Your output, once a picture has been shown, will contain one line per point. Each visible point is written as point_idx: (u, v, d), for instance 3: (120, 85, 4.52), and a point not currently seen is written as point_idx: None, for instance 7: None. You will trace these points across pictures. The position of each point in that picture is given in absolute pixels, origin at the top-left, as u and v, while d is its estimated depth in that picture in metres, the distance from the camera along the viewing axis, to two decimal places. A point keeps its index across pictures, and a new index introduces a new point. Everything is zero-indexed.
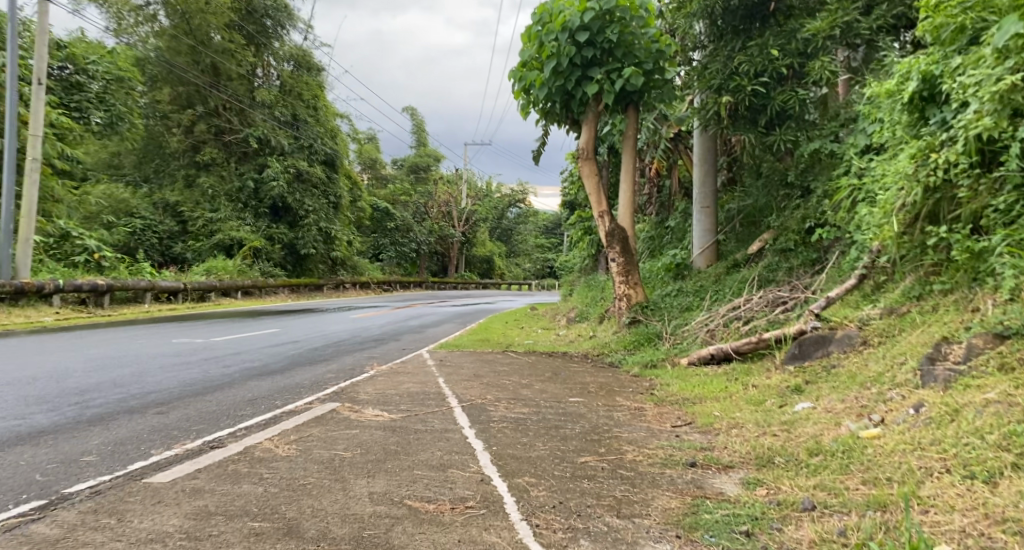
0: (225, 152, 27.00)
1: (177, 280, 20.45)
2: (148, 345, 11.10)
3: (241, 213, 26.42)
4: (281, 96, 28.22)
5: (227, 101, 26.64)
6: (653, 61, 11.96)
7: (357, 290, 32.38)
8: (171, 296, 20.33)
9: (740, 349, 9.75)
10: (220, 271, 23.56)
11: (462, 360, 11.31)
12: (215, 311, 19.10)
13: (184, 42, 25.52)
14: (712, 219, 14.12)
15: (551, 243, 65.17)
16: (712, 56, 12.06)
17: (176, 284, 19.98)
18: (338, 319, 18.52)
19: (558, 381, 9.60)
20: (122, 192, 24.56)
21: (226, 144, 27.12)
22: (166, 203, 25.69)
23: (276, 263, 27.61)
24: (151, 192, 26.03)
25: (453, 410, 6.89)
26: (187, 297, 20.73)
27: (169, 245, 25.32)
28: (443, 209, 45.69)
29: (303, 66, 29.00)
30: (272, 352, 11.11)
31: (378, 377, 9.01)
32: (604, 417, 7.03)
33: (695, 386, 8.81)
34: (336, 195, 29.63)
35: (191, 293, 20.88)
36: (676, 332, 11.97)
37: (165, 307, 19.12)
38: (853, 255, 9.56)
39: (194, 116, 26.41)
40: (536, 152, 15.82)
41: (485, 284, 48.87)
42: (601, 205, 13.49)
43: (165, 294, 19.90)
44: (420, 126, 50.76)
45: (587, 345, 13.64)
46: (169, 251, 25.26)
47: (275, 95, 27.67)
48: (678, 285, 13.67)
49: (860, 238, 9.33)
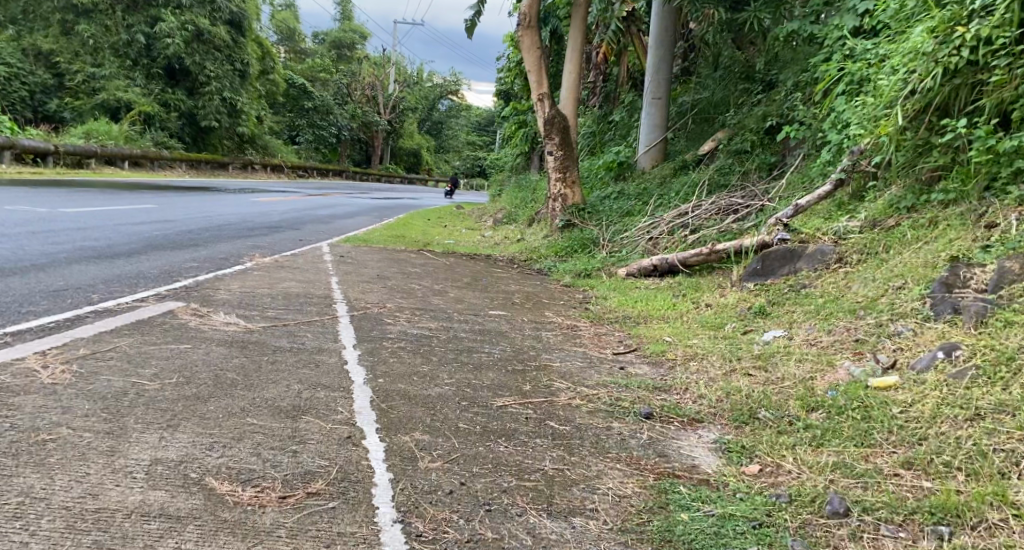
0: None
1: (46, 141, 18.19)
2: None
3: (131, 72, 23.91)
4: None
5: None
6: None
7: (267, 173, 29.88)
8: (38, 159, 18.10)
9: (688, 262, 8.48)
10: (102, 137, 21.11)
11: (366, 256, 9.72)
12: (93, 181, 16.77)
13: None
14: (662, 113, 12.62)
15: (483, 141, 62.75)
16: None
17: (43, 145, 17.74)
18: (240, 202, 16.45)
19: (476, 288, 8.14)
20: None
21: None
22: (38, 51, 22.55)
23: (172, 133, 25.21)
24: (18, 35, 22.68)
25: (338, 322, 5.39)
26: (58, 161, 18.57)
27: (42, 100, 22.56)
28: (368, 93, 42.79)
29: None
30: (133, 232, 9.23)
31: (253, 271, 7.40)
32: (530, 338, 5.65)
33: (636, 301, 7.51)
34: (242, 62, 26.93)
35: (63, 157, 18.68)
36: (614, 238, 10.60)
37: (27, 169, 16.99)
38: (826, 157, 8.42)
39: None
40: (472, 23, 13.94)
41: (410, 177, 46.68)
42: (541, 87, 11.78)
43: (31, 155, 17.73)
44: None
45: (512, 248, 12.19)
46: (43, 107, 22.56)
47: None
48: (619, 187, 12.25)
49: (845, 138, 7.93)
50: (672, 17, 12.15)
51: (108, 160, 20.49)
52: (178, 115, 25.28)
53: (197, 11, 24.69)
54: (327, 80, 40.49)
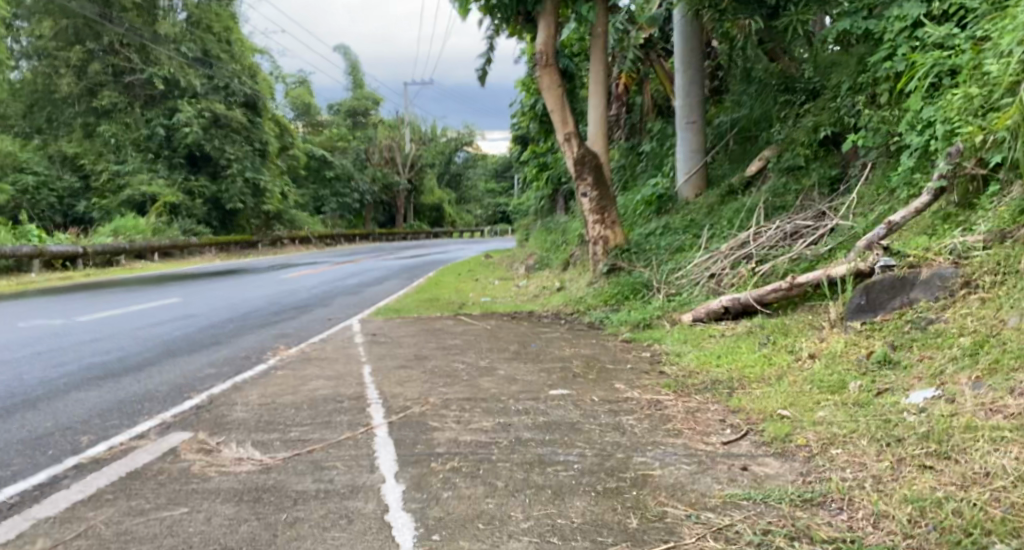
0: (127, 95, 23.27)
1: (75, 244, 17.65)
2: None
3: (153, 165, 23.48)
4: (189, 30, 24.36)
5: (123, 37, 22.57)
6: None
7: (294, 247, 29.20)
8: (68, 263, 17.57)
9: (766, 299, 7.35)
10: (130, 232, 20.64)
11: (400, 331, 8.68)
12: (116, 278, 16.14)
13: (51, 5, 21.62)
14: (699, 137, 11.62)
15: (504, 187, 62.04)
16: None
17: (73, 249, 17.18)
18: (264, 282, 15.63)
19: (526, 358, 7.04)
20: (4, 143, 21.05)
21: (127, 86, 23.34)
22: (64, 155, 22.66)
23: (199, 220, 24.80)
24: (45, 144, 22.92)
25: (375, 437, 4.34)
26: (89, 263, 17.98)
27: (72, 204, 22.69)
28: (386, 154, 42.43)
29: None
30: (148, 337, 8.33)
31: (276, 371, 6.38)
32: (612, 429, 4.50)
33: (720, 358, 6.31)
34: (262, 141, 26.28)
35: (93, 258, 18.11)
36: (669, 278, 9.44)
37: (57, 275, 16.45)
38: (908, 167, 7.50)
39: (85, 54, 22.37)
40: (482, 71, 13.18)
41: (434, 232, 45.91)
42: (567, 125, 10.81)
43: (61, 261, 17.19)
44: (354, 66, 47.09)
45: (556, 300, 11.07)
46: (73, 211, 22.70)
47: (181, 28, 23.92)
48: (663, 221, 11.16)
49: (944, 136, 6.76)
50: (697, 30, 11.23)
51: (137, 254, 19.94)
52: (203, 201, 24.83)
53: (213, 97, 24.42)
54: (344, 147, 40.26)
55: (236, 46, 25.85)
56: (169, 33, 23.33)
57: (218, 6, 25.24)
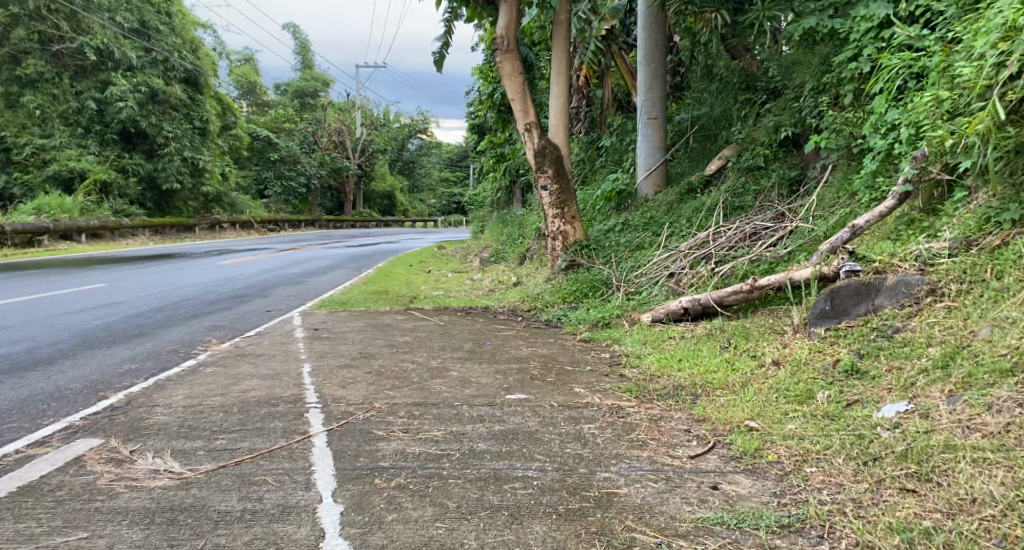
0: (55, 65, 21.92)
1: None
2: None
3: (83, 140, 22.39)
4: None
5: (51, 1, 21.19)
6: None
7: (239, 231, 28.28)
8: None
9: (726, 301, 7.18)
10: (54, 211, 19.59)
11: (347, 326, 8.27)
12: (44, 260, 15.24)
13: None
14: (660, 133, 11.44)
15: (457, 176, 61.37)
16: None
17: None
18: (205, 267, 14.95)
19: (480, 358, 6.71)
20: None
21: (55, 55, 21.95)
22: None
23: (131, 200, 23.83)
24: None
25: (314, 447, 4.03)
26: (4, 241, 17.03)
27: None
28: (336, 138, 41.46)
29: None
30: (65, 326, 7.74)
31: (209, 368, 5.94)
32: (572, 440, 4.23)
33: (680, 362, 6.06)
34: (200, 119, 25.60)
35: (10, 236, 17.15)
36: (627, 276, 9.24)
37: None
38: (871, 170, 7.44)
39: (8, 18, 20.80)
40: (438, 56, 12.78)
41: (385, 220, 45.12)
42: (528, 116, 10.50)
43: None
44: (305, 47, 45.90)
45: (510, 295, 10.78)
46: None
47: None
48: (622, 218, 10.97)
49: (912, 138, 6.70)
50: (660, 24, 11.03)
51: (63, 234, 18.96)
52: (136, 180, 23.81)
53: (151, 71, 23.38)
54: (292, 129, 39.22)
55: (176, 18, 24.92)
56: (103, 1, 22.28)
57: None
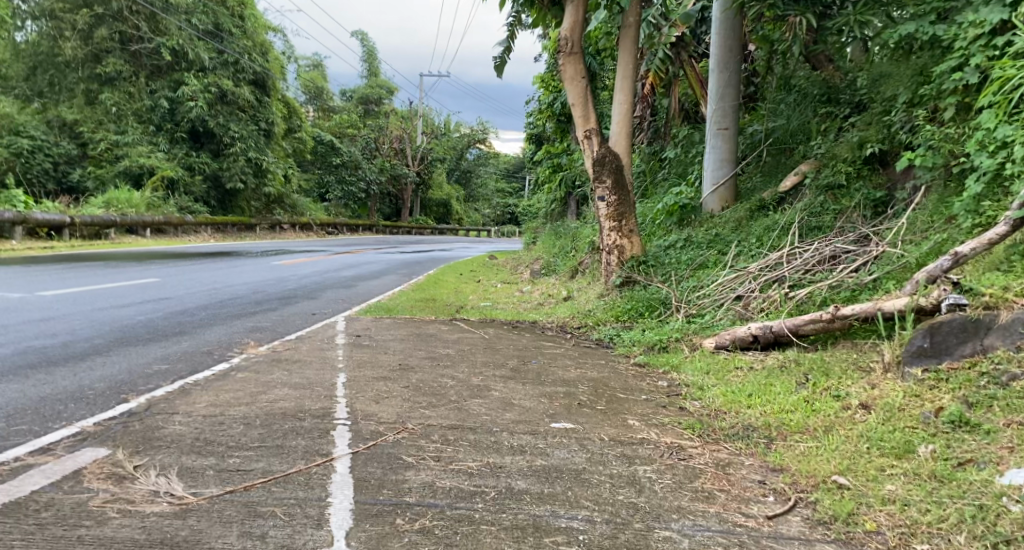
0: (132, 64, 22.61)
1: (61, 213, 16.86)
2: None
3: (155, 138, 22.84)
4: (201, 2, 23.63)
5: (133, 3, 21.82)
6: None
7: (296, 233, 28.43)
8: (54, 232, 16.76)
9: (801, 330, 6.49)
10: (123, 206, 19.84)
11: (388, 334, 7.82)
12: (105, 253, 15.30)
13: None
14: (731, 146, 10.75)
15: (514, 188, 61.14)
16: None
17: (59, 217, 16.39)
18: (257, 267, 14.80)
19: (525, 378, 6.17)
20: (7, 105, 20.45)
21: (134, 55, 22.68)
22: (62, 121, 21.58)
23: (196, 198, 24.08)
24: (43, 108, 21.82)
25: (335, 472, 3.59)
26: (74, 234, 17.18)
27: (66, 171, 21.56)
28: (397, 146, 41.60)
29: None
30: (106, 320, 7.50)
31: (239, 373, 5.55)
32: (627, 485, 3.67)
33: (750, 396, 5.43)
34: (267, 121, 25.61)
35: (80, 228, 17.28)
36: (688, 297, 8.59)
37: (39, 244, 15.66)
38: (973, 190, 6.75)
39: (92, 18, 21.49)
40: (500, 60, 12.38)
41: (441, 228, 45.08)
42: (589, 122, 9.95)
43: (45, 230, 16.38)
44: (372, 55, 46.29)
45: (561, 311, 10.22)
46: (67, 180, 21.53)
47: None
48: (684, 234, 10.31)
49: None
50: (736, 29, 10.37)
51: (128, 229, 19.19)
52: (203, 179, 24.03)
53: (221, 72, 23.72)
54: (355, 135, 39.51)
55: (250, 22, 25.08)
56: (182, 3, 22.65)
57: None
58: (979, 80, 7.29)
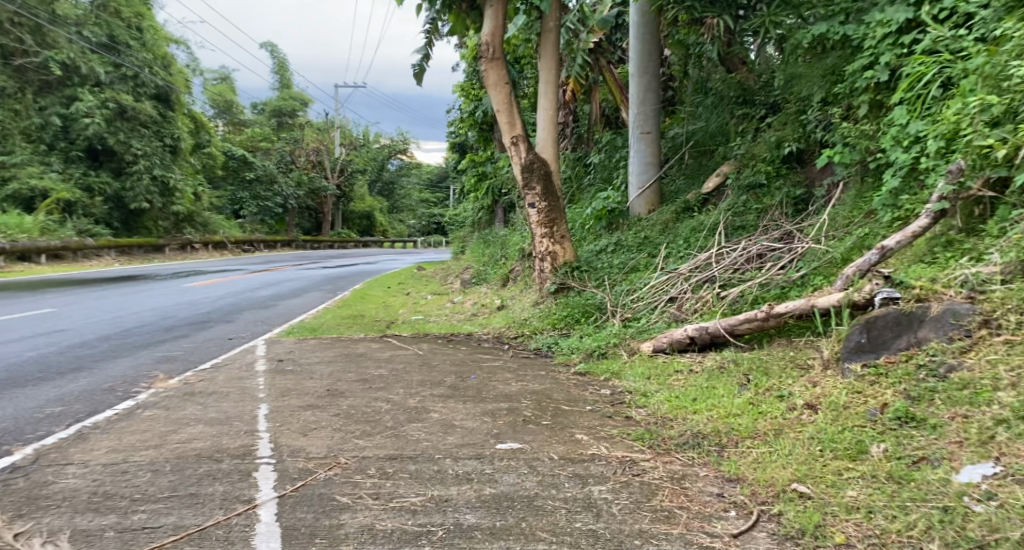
0: (17, 80, 20.97)
1: None
2: None
3: (46, 157, 21.37)
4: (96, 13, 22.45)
5: (15, 15, 20.14)
6: None
7: (212, 253, 27.29)
8: None
9: (738, 330, 6.44)
10: (12, 230, 18.53)
11: (316, 356, 7.40)
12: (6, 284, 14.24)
13: None
14: (654, 149, 10.78)
15: (438, 197, 60.55)
16: None
17: None
18: (170, 290, 14.01)
19: (463, 396, 5.89)
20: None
21: (18, 70, 21.03)
22: None
23: (98, 220, 22.80)
24: None
25: (263, 522, 3.32)
26: None
27: None
28: (314, 158, 40.56)
29: None
30: (2, 360, 6.84)
31: (151, 411, 5.07)
32: (584, 511, 3.47)
33: (694, 400, 5.34)
34: (174, 136, 24.67)
35: None
36: (623, 301, 8.48)
37: None
38: (890, 183, 6.84)
39: None
40: (417, 68, 12.08)
41: (365, 240, 44.20)
42: (514, 129, 9.76)
43: None
44: (284, 67, 45.07)
45: (495, 321, 9.97)
46: None
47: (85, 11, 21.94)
48: (614, 238, 10.25)
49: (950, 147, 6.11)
50: (654, 31, 10.41)
51: (21, 255, 17.85)
52: (104, 200, 22.85)
53: (119, 87, 22.51)
54: (270, 149, 38.34)
55: (148, 34, 23.81)
56: (69, 14, 21.41)
57: None
58: (889, 77, 7.37)
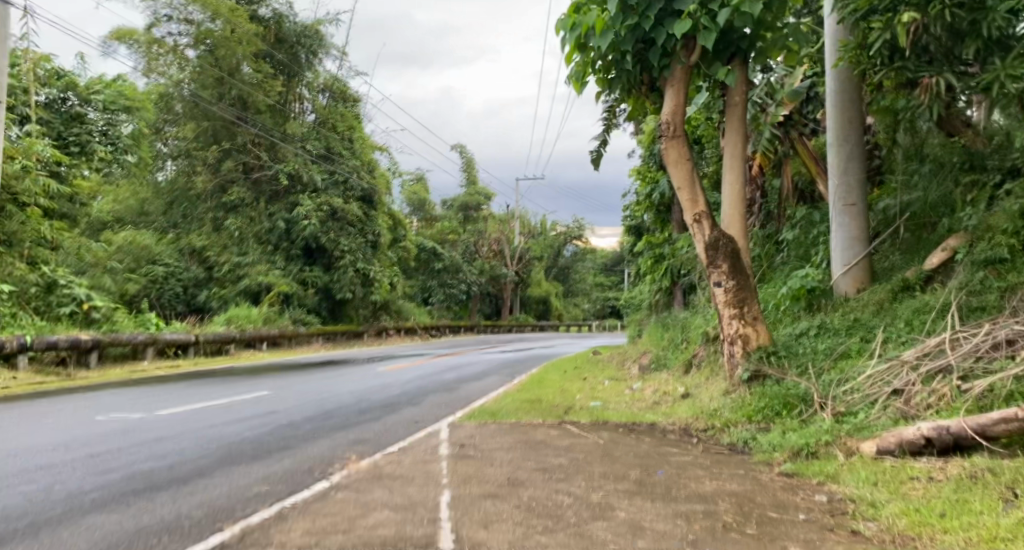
0: (253, 191, 23.31)
1: (188, 332, 17.10)
2: (49, 433, 7.26)
3: (273, 256, 23.21)
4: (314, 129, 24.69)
5: (256, 136, 23.14)
6: None
7: (399, 338, 28.55)
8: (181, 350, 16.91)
9: (990, 433, 5.40)
10: (243, 322, 20.29)
11: (495, 443, 7.13)
12: (232, 368, 15.48)
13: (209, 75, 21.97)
14: (859, 223, 9.80)
15: (612, 282, 60.28)
16: None
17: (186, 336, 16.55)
18: (361, 373, 14.54)
19: (653, 493, 5.32)
20: (145, 236, 21.75)
21: (255, 183, 23.46)
22: (193, 248, 22.70)
23: (310, 309, 24.45)
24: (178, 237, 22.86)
25: None
26: (199, 352, 17.38)
27: (195, 293, 22.62)
28: (495, 247, 41.93)
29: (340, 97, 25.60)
30: (213, 437, 7.17)
31: (336, 495, 4.97)
32: None
33: (943, 516, 4.45)
34: (374, 233, 25.30)
35: (204, 346, 17.53)
36: (832, 392, 7.54)
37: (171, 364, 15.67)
38: None
39: (220, 153, 22.88)
40: (598, 151, 12.04)
41: (542, 326, 44.59)
42: (697, 204, 9.23)
43: (173, 348, 16.51)
44: (469, 162, 47.58)
45: (681, 410, 9.27)
46: (196, 301, 22.62)
47: (308, 128, 24.39)
48: (816, 320, 9.30)
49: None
50: (853, 98, 9.68)
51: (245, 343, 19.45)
52: (316, 291, 24.34)
53: (332, 192, 24.01)
54: (455, 239, 40.14)
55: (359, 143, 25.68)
56: (297, 131, 23.69)
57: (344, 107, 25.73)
58: None
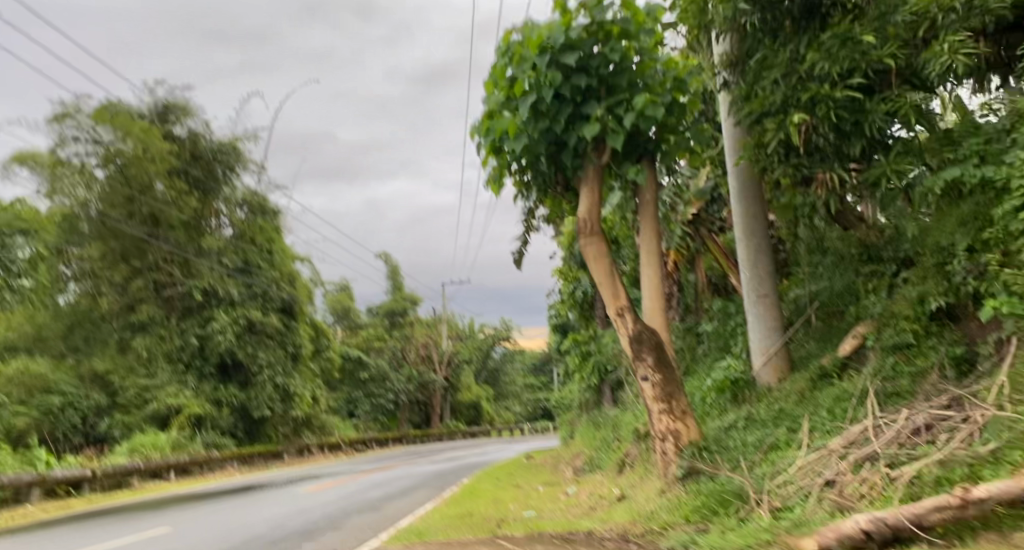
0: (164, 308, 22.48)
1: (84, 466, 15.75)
2: None
3: (183, 376, 22.26)
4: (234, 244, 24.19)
5: (169, 253, 22.40)
6: (672, 94, 8.65)
7: (323, 455, 27.17)
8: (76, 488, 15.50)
9: (926, 521, 5.26)
10: (147, 449, 19.11)
11: None
12: (134, 502, 14.27)
13: (120, 194, 21.17)
14: (774, 312, 9.94)
15: (543, 380, 59.81)
16: (773, 52, 8.17)
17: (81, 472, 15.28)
18: (277, 498, 13.59)
19: None
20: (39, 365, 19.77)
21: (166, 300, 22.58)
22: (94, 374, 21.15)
23: (225, 430, 23.29)
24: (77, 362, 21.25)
25: None
26: (96, 488, 15.95)
27: (93, 422, 20.81)
28: (422, 353, 41.20)
29: (257, 210, 24.99)
30: None
31: None
32: None
33: None
34: (294, 344, 25.08)
35: (103, 480, 16.18)
36: (765, 486, 7.37)
37: (64, 504, 14.36)
38: None
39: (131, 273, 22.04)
40: (518, 252, 12.00)
41: (474, 431, 43.48)
42: (619, 299, 9.12)
43: (66, 487, 15.14)
44: (392, 269, 47.31)
45: (618, 514, 8.87)
46: (94, 430, 20.83)
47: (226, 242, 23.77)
48: (743, 412, 9.21)
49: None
50: (758, 192, 9.96)
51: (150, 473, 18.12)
52: (230, 411, 23.26)
53: (251, 304, 23.53)
54: (381, 347, 39.26)
55: (277, 254, 25.24)
56: (213, 246, 23.15)
57: (264, 219, 25.37)
58: None
